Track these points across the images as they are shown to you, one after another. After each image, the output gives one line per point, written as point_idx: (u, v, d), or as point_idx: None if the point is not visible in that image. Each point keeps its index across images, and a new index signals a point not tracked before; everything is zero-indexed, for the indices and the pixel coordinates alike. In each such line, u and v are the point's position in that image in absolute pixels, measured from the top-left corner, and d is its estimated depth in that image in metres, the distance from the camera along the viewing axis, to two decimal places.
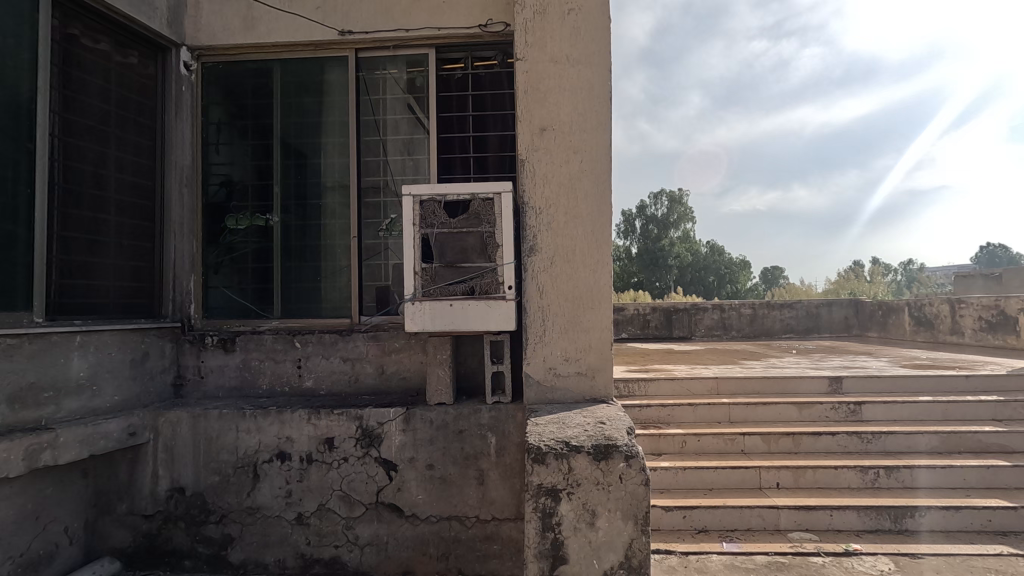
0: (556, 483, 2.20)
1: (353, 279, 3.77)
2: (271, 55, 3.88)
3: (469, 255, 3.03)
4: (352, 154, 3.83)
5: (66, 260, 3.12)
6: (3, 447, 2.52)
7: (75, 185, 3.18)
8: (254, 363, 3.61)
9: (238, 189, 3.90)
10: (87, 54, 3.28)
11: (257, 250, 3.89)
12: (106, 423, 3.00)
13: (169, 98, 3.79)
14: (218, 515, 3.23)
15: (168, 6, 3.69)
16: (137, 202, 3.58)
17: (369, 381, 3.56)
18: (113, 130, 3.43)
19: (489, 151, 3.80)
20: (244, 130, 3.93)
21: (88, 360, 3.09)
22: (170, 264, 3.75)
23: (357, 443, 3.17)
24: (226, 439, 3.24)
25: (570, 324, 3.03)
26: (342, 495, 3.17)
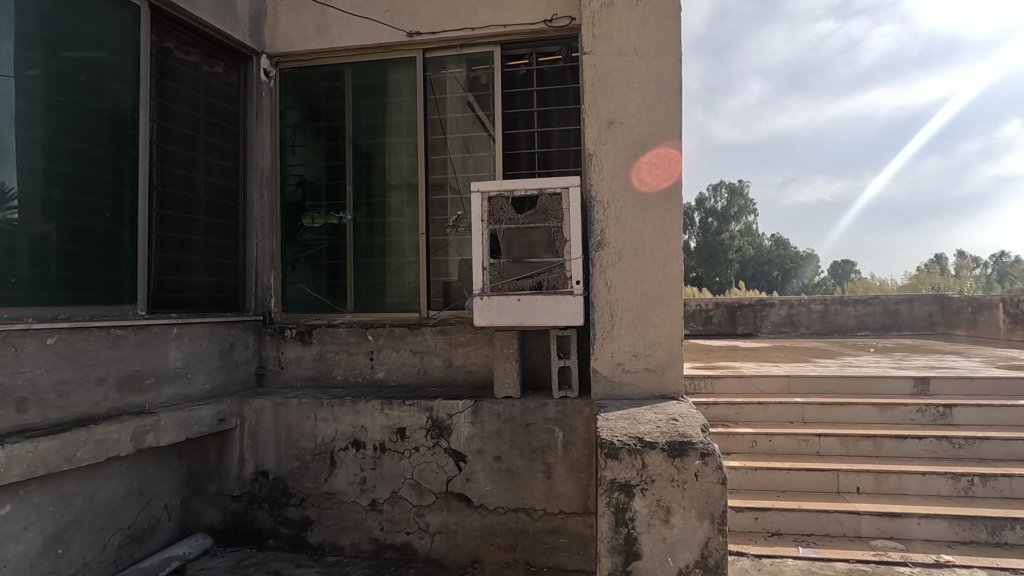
0: (629, 479, 2.18)
1: (421, 275, 3.87)
2: (343, 59, 4.03)
3: (536, 251, 3.03)
4: (419, 153, 3.93)
5: (163, 257, 3.37)
6: (114, 428, 2.78)
7: (169, 188, 3.42)
8: (329, 355, 3.78)
9: (312, 188, 4.08)
10: (179, 65, 3.52)
11: (329, 246, 4.05)
12: (199, 409, 3.23)
13: (251, 104, 4.02)
14: (298, 498, 3.40)
15: (250, 16, 3.92)
16: (222, 203, 3.82)
17: (437, 373, 3.65)
18: (201, 135, 3.67)
19: (554, 146, 3.80)
20: (317, 132, 4.09)
21: (182, 350, 3.33)
22: (251, 261, 4.00)
23: (428, 433, 3.26)
24: (305, 427, 3.41)
25: (639, 320, 3.00)
26: (413, 483, 3.27)
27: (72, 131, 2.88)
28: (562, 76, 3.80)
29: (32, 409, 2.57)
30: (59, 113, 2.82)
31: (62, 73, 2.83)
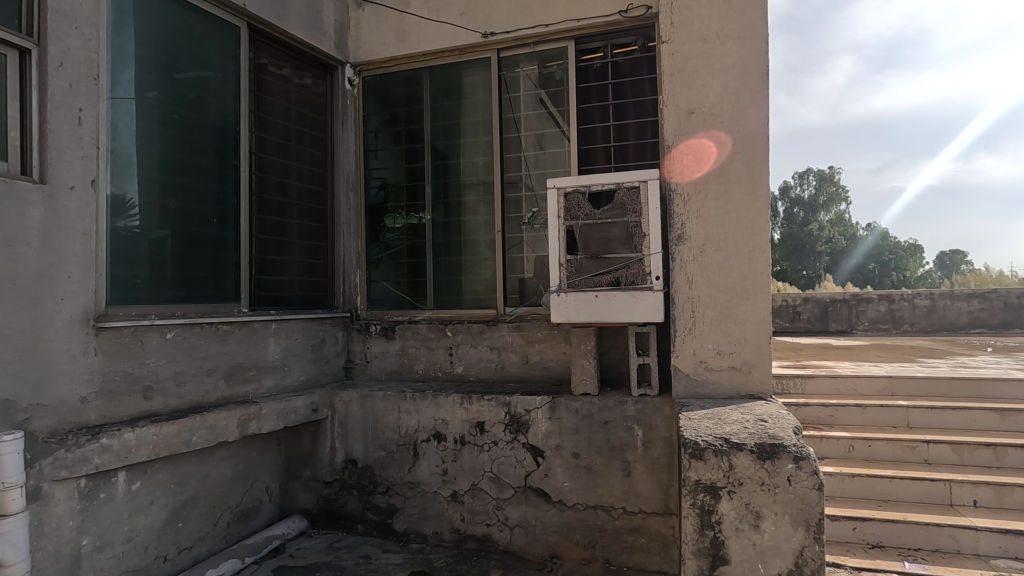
0: (715, 481, 2.11)
1: (497, 272, 3.93)
2: (421, 64, 4.15)
3: (613, 246, 3.00)
4: (494, 152, 3.98)
5: (262, 259, 3.64)
6: (223, 415, 3.05)
7: (266, 194, 3.69)
8: (411, 350, 3.94)
9: (393, 190, 4.24)
10: (273, 79, 3.78)
11: (410, 246, 4.20)
12: (295, 399, 3.47)
13: (337, 111, 4.25)
14: (384, 487, 3.56)
15: (335, 28, 4.14)
16: (312, 206, 4.07)
17: (514, 369, 3.70)
18: (293, 144, 3.92)
19: (630, 139, 3.71)
20: (397, 135, 4.24)
21: (280, 345, 3.59)
22: (339, 261, 4.23)
23: (506, 428, 3.31)
24: (390, 418, 3.56)
25: (722, 316, 2.89)
26: (492, 477, 3.34)
27: (184, 144, 3.17)
28: (638, 67, 3.71)
29: (156, 397, 2.87)
30: (173, 129, 3.11)
31: (176, 92, 3.12)
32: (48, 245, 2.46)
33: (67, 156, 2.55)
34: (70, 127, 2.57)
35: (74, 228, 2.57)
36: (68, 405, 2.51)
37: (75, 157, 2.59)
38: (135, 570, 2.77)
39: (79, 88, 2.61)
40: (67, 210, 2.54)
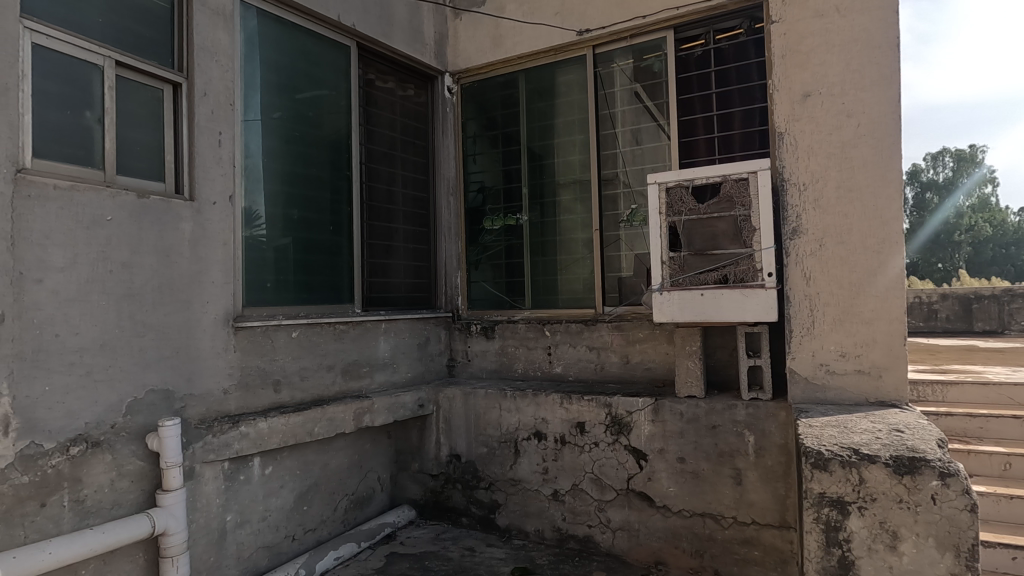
0: (842, 494, 1.94)
1: (595, 271, 3.89)
2: (516, 67, 4.20)
3: (719, 242, 2.84)
4: (591, 150, 3.94)
5: (372, 262, 3.88)
6: (341, 409, 3.30)
7: (375, 202, 3.93)
8: (511, 350, 4.02)
9: (491, 193, 4.33)
10: (380, 93, 4.02)
11: (507, 247, 4.27)
12: (403, 395, 3.66)
13: (438, 119, 4.43)
14: (487, 482, 3.65)
15: (435, 39, 4.31)
16: (416, 211, 4.28)
17: (615, 370, 3.65)
18: (398, 153, 4.14)
19: (735, 128, 3.51)
20: (494, 139, 4.33)
21: (389, 343, 3.80)
22: (441, 263, 4.40)
23: (607, 429, 3.27)
24: (492, 416, 3.65)
25: (846, 315, 2.65)
26: (594, 478, 3.31)
27: (304, 159, 3.45)
28: (744, 51, 3.50)
29: (284, 390, 3.16)
30: (295, 145, 3.41)
31: (296, 111, 3.41)
32: (197, 254, 2.79)
33: (210, 175, 2.88)
34: (212, 149, 2.89)
35: (216, 238, 2.89)
36: (214, 396, 2.83)
37: (217, 175, 2.91)
38: (268, 547, 3.06)
39: (219, 114, 2.93)
40: (211, 222, 2.87)
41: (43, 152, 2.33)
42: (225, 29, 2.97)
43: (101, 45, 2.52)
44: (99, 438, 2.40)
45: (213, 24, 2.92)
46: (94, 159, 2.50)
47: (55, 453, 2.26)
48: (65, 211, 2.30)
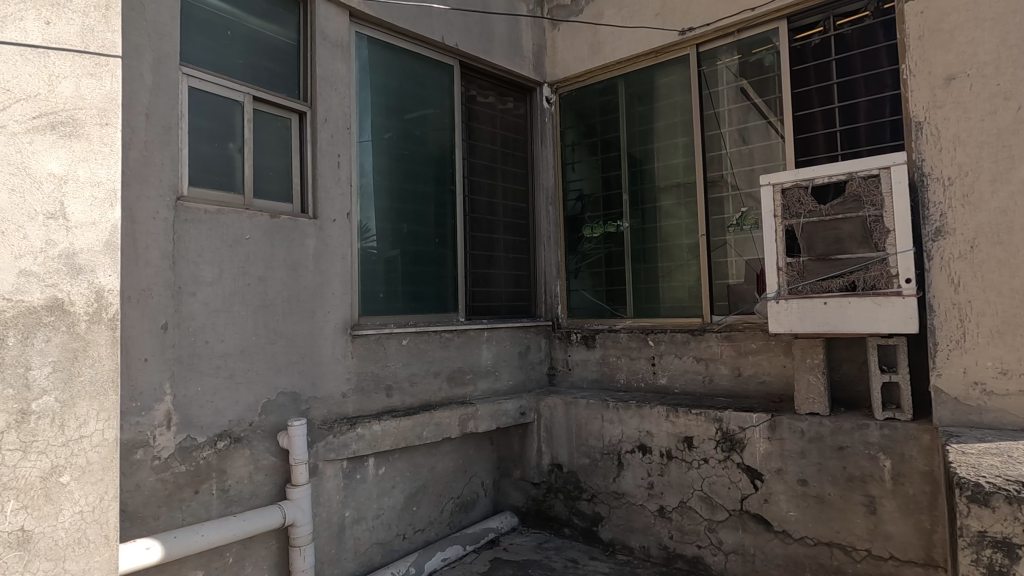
0: (1009, 535, 1.68)
1: (702, 278, 3.71)
2: (615, 72, 4.15)
3: (845, 245, 2.57)
4: (695, 152, 3.78)
5: (475, 272, 4.00)
6: (447, 414, 3.42)
7: (477, 213, 4.04)
8: (612, 359, 3.95)
9: (590, 200, 4.29)
10: (482, 108, 4.14)
11: (607, 255, 4.20)
12: (505, 402, 3.73)
13: (537, 130, 4.48)
14: (589, 494, 3.60)
15: (533, 51, 4.38)
16: (516, 221, 4.34)
17: (725, 383, 3.47)
18: (499, 165, 4.24)
19: (861, 120, 3.19)
20: (593, 146, 4.29)
21: (492, 351, 3.89)
22: (541, 272, 4.43)
23: (718, 445, 3.09)
24: (594, 426, 3.60)
25: (1007, 327, 2.31)
26: (703, 496, 3.14)
27: (411, 175, 3.64)
28: (871, 35, 3.18)
29: (395, 395, 3.33)
30: (404, 163, 3.60)
31: (405, 131, 3.61)
32: (319, 268, 3.04)
33: (331, 195, 3.12)
34: (332, 170, 3.13)
35: (336, 252, 3.12)
36: (334, 398, 3.05)
37: (336, 194, 3.14)
38: (382, 543, 3.24)
39: (338, 137, 3.17)
40: (332, 238, 3.11)
41: (196, 180, 2.66)
42: (342, 59, 3.22)
43: (241, 83, 2.83)
44: (240, 434, 2.67)
45: (333, 56, 3.18)
46: (235, 185, 2.81)
47: (206, 446, 2.55)
48: (213, 232, 2.61)
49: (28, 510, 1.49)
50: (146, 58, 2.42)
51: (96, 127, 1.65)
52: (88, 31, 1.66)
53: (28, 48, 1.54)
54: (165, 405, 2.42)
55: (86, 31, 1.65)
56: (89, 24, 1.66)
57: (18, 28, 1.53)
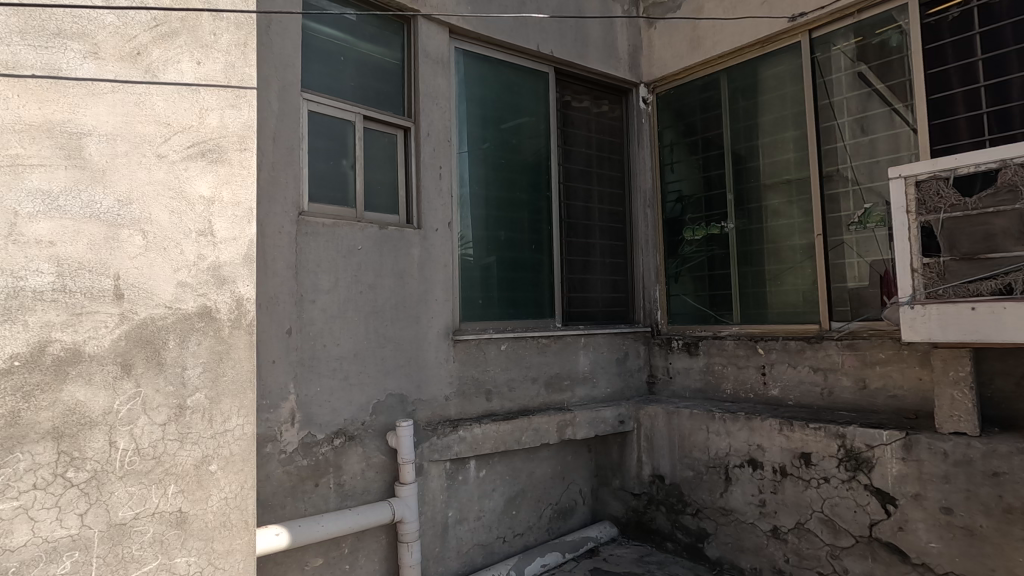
0: None
1: (819, 281, 3.43)
2: (718, 67, 3.96)
3: (998, 242, 2.27)
4: (809, 145, 3.51)
5: (571, 277, 3.98)
6: (545, 420, 3.43)
7: (573, 219, 4.03)
8: (717, 368, 3.77)
9: (691, 202, 4.11)
10: (577, 113, 4.13)
11: (710, 258, 4.00)
12: (604, 410, 3.67)
13: (633, 132, 4.38)
14: (694, 508, 3.44)
15: (629, 52, 4.30)
16: (613, 226, 4.28)
17: (847, 396, 3.18)
18: (595, 169, 4.20)
19: (1015, 100, 2.80)
20: (693, 145, 4.11)
21: (589, 357, 3.85)
22: (639, 276, 4.32)
23: (841, 464, 2.83)
24: (698, 438, 3.43)
25: None
26: (824, 518, 2.90)
27: (509, 184, 3.70)
28: None
29: (495, 399, 3.40)
30: (502, 172, 3.68)
31: (502, 140, 3.68)
32: (423, 276, 3.17)
33: (433, 206, 3.25)
34: (435, 182, 3.26)
35: (439, 260, 3.25)
36: (438, 401, 3.17)
37: (438, 205, 3.27)
38: (483, 545, 3.30)
39: (439, 150, 3.30)
40: (434, 247, 3.23)
41: (315, 197, 2.88)
42: (443, 75, 3.35)
43: (353, 104, 3.04)
44: (354, 432, 2.85)
45: (434, 72, 3.31)
46: (348, 199, 3.02)
47: (324, 443, 2.75)
48: (329, 244, 2.81)
49: (184, 494, 1.68)
50: (274, 87, 2.66)
51: (237, 153, 1.83)
52: (230, 67, 1.84)
53: (183, 87, 1.75)
54: (289, 403, 2.63)
55: (229, 68, 1.84)
56: (231, 61, 1.85)
57: (177, 71, 1.75)
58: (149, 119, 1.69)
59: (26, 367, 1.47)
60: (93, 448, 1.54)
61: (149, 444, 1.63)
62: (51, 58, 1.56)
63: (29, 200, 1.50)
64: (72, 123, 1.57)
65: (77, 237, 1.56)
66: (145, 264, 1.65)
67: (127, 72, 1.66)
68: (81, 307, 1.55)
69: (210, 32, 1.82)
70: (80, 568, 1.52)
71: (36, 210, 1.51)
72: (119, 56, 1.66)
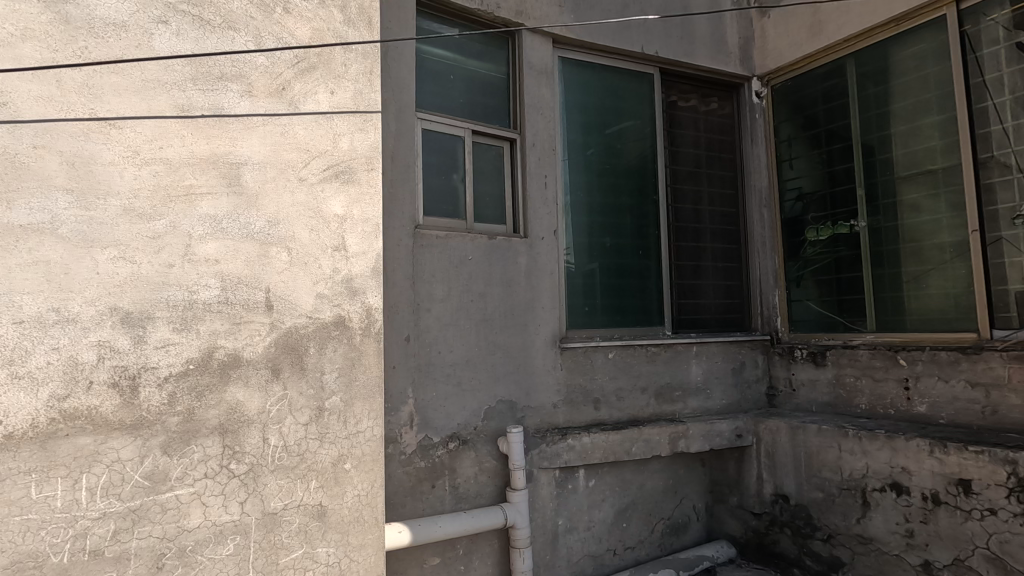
0: None
1: (976, 283, 3.01)
2: (843, 51, 3.63)
3: None
4: (959, 131, 3.11)
5: (681, 283, 3.84)
6: (656, 431, 3.33)
7: (682, 222, 3.89)
8: (850, 380, 3.44)
9: (813, 199, 3.79)
10: (684, 113, 3.99)
11: (837, 260, 3.65)
12: (719, 423, 3.49)
13: (746, 128, 4.15)
14: (825, 533, 3.16)
15: (740, 45, 4.08)
16: (725, 228, 4.07)
17: (1015, 416, 2.78)
18: (704, 169, 4.02)
19: None
20: (815, 138, 3.79)
21: (701, 366, 3.68)
22: (756, 281, 4.06)
23: (1011, 495, 2.47)
24: (828, 456, 3.15)
25: None
26: (990, 556, 2.55)
27: (614, 189, 3.65)
28: None
29: (603, 408, 3.35)
30: (606, 177, 3.64)
31: (605, 145, 3.65)
32: (531, 284, 3.21)
33: (539, 215, 3.27)
34: (541, 191, 3.29)
35: (545, 268, 3.27)
36: (546, 409, 3.18)
37: (544, 214, 3.29)
38: (594, 556, 3.26)
39: (545, 159, 3.33)
40: (541, 255, 3.26)
41: (428, 210, 3.03)
42: (547, 85, 3.38)
43: (462, 120, 3.16)
44: (467, 437, 2.94)
45: (539, 83, 3.36)
46: (458, 211, 3.14)
47: (440, 446, 2.86)
48: (443, 255, 2.93)
49: (324, 489, 1.82)
50: (391, 109, 2.84)
51: (365, 173, 1.98)
52: (359, 94, 2.00)
53: (320, 115, 1.92)
54: (408, 406, 2.78)
55: (358, 94, 2.00)
56: (359, 88, 2.00)
57: (314, 101, 1.92)
58: (294, 147, 1.87)
59: (198, 369, 1.67)
60: (250, 443, 1.72)
61: (295, 442, 1.79)
62: (215, 99, 1.77)
63: (200, 224, 1.71)
64: (232, 155, 1.78)
65: (237, 255, 1.75)
66: (290, 277, 1.82)
67: (275, 106, 1.86)
68: (239, 317, 1.74)
69: (342, 63, 1.98)
70: (241, 550, 1.69)
71: (206, 232, 1.72)
72: (268, 92, 1.85)
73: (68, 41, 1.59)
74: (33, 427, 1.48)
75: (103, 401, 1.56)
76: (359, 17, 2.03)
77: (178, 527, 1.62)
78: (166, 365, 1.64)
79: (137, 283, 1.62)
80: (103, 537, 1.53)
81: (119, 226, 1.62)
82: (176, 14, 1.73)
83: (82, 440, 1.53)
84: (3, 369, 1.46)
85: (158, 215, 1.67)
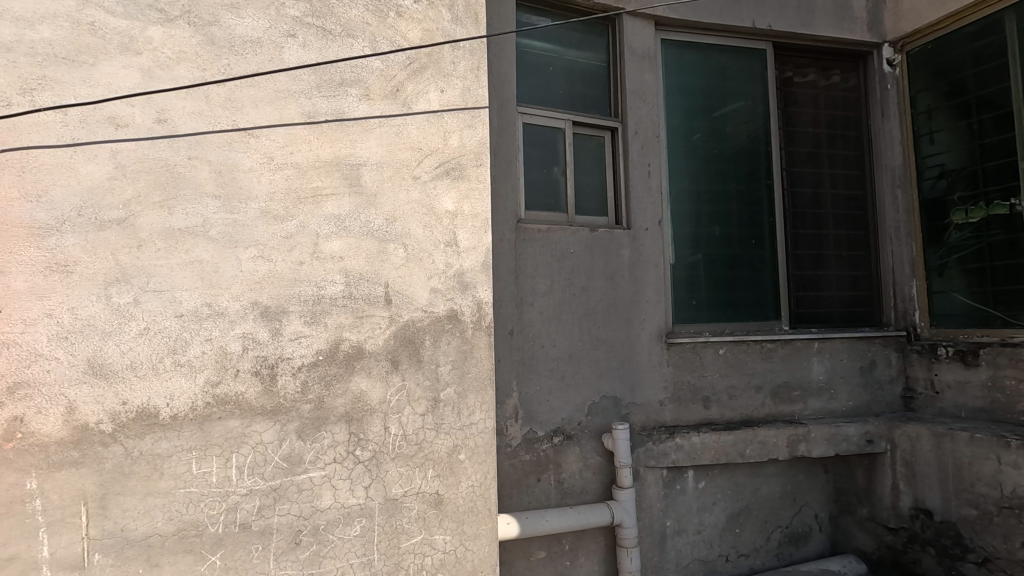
0: None
1: None
2: (1000, 4, 3.14)
3: None
4: None
5: (800, 274, 3.55)
6: (773, 432, 3.11)
7: (800, 208, 3.59)
8: (1009, 383, 3.01)
9: (960, 177, 3.34)
10: (801, 89, 3.67)
11: (992, 246, 3.19)
12: (846, 426, 3.20)
13: (875, 102, 3.73)
14: (979, 556, 2.80)
15: (868, 9, 3.67)
16: (851, 212, 3.70)
17: None
18: (825, 150, 3.68)
19: None
20: (963, 108, 3.34)
21: (824, 365, 3.38)
22: (888, 271, 3.65)
23: None
24: (984, 469, 2.77)
25: None
26: None
27: (722, 175, 3.44)
28: None
29: (713, 406, 3.18)
30: (714, 163, 3.44)
31: (713, 129, 3.45)
32: (634, 277, 3.11)
33: (643, 205, 3.16)
34: (644, 180, 3.18)
35: (650, 261, 3.15)
36: (653, 406, 3.08)
37: (648, 204, 3.17)
38: (704, 561, 3.11)
39: (648, 147, 3.21)
40: (645, 247, 3.15)
41: (530, 205, 3.03)
42: (650, 70, 3.25)
43: (562, 112, 3.12)
44: (571, 432, 2.91)
45: (641, 68, 3.23)
46: (559, 205, 3.11)
47: (545, 439, 2.86)
48: (545, 249, 2.92)
49: (440, 478, 1.88)
50: (493, 105, 2.86)
51: (474, 169, 2.00)
52: (467, 91, 2.03)
53: (431, 115, 1.97)
54: (513, 400, 2.79)
55: (465, 91, 2.03)
56: (467, 85, 2.03)
57: (426, 100, 1.97)
58: (408, 146, 1.93)
59: (327, 360, 1.78)
60: (373, 431, 1.81)
61: (413, 431, 1.85)
62: (337, 105, 1.87)
63: (326, 223, 1.82)
64: (352, 157, 1.86)
65: (359, 252, 1.84)
66: (406, 273, 1.89)
67: (390, 108, 1.93)
68: (362, 311, 1.83)
69: (450, 62, 2.02)
70: (367, 532, 1.79)
71: (331, 231, 1.82)
72: (383, 95, 1.92)
73: (214, 60, 1.75)
74: (193, 410, 1.65)
75: (247, 388, 1.71)
76: (465, 14, 2.05)
77: (312, 507, 1.74)
78: (299, 356, 1.76)
79: (273, 280, 1.75)
80: (250, 512, 1.68)
81: (259, 227, 1.76)
82: (302, 27, 1.84)
83: (232, 422, 1.69)
84: (168, 358, 1.64)
85: (290, 216, 1.79)
